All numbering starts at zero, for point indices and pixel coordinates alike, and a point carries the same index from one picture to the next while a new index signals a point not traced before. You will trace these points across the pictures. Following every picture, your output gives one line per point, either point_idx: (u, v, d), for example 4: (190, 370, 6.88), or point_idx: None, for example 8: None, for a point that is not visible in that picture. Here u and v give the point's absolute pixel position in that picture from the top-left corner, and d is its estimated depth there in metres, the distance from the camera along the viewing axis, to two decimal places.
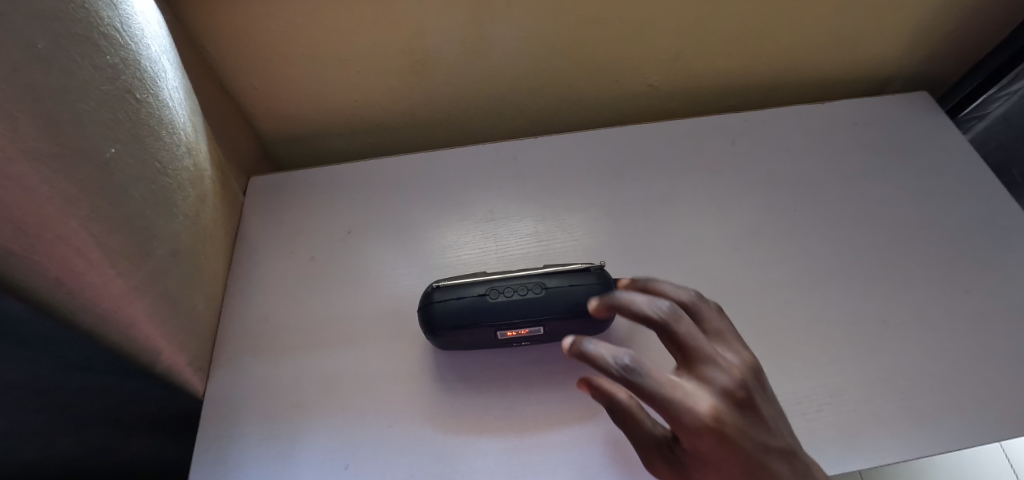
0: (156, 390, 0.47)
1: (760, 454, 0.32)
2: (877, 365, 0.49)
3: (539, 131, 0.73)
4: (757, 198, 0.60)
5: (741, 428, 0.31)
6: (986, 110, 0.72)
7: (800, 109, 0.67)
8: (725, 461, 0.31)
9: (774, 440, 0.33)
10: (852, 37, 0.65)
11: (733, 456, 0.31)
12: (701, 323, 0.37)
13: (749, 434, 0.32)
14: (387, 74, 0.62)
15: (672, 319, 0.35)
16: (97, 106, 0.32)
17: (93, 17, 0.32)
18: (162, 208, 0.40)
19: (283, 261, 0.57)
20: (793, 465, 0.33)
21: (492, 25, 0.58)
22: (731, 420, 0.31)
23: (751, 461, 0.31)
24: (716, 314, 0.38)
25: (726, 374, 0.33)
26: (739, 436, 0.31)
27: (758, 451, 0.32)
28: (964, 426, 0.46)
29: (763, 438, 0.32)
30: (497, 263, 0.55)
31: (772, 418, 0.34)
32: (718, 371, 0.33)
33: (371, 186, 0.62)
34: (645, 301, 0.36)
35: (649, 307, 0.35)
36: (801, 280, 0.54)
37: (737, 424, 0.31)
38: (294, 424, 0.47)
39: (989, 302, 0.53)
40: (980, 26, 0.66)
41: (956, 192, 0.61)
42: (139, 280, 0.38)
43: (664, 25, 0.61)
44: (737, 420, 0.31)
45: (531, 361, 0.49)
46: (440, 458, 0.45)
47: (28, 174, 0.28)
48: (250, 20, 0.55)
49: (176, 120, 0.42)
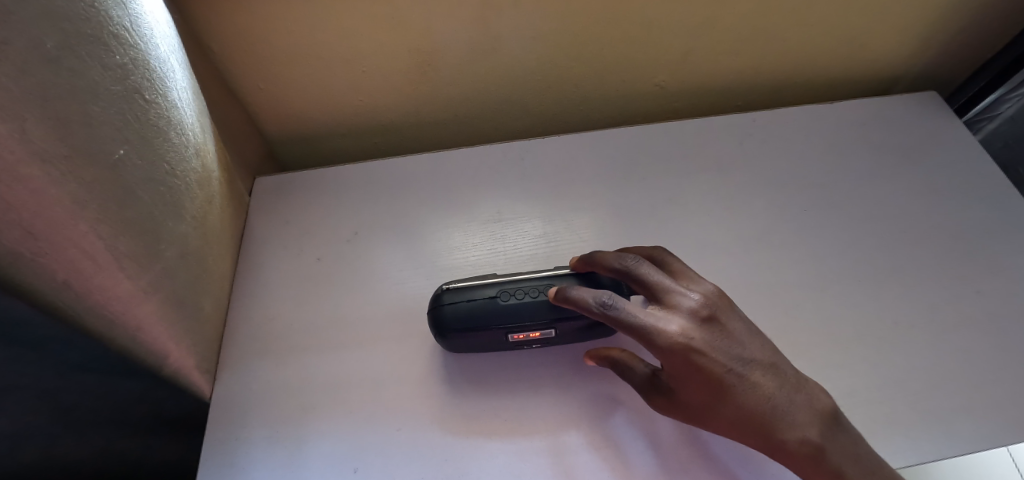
0: (163, 392, 0.47)
1: (729, 363, 0.40)
2: (887, 367, 0.49)
3: (545, 131, 0.72)
4: (766, 198, 0.60)
5: (707, 342, 0.40)
6: (996, 111, 0.71)
7: (808, 109, 0.67)
8: (701, 373, 0.40)
9: (740, 351, 0.41)
10: (862, 36, 0.65)
11: (706, 366, 0.40)
12: (667, 268, 0.46)
13: (714, 345, 0.41)
14: (394, 74, 0.61)
15: (632, 265, 0.44)
16: (106, 108, 0.32)
17: (101, 16, 0.32)
18: (171, 210, 0.39)
19: (289, 262, 0.57)
20: (761, 372, 0.41)
21: (499, 24, 0.58)
22: (698, 336, 0.40)
23: (721, 370, 0.40)
24: (678, 262, 0.48)
25: (688, 301, 0.42)
26: (707, 350, 0.40)
27: (727, 361, 0.40)
28: (975, 428, 0.46)
29: (728, 350, 0.41)
30: (505, 264, 0.55)
31: (738, 335, 0.42)
32: (681, 300, 0.42)
33: (378, 186, 0.61)
34: (611, 256, 0.45)
35: (614, 260, 0.45)
36: (811, 281, 0.54)
37: (703, 339, 0.41)
38: (301, 427, 0.47)
39: (998, 303, 0.53)
40: (989, 26, 0.65)
41: (965, 192, 0.60)
42: (147, 283, 0.38)
43: (673, 24, 0.60)
44: (702, 336, 0.41)
45: (540, 363, 0.49)
46: (449, 461, 0.44)
47: (36, 176, 0.28)
48: (256, 20, 0.54)
49: (185, 122, 0.41)
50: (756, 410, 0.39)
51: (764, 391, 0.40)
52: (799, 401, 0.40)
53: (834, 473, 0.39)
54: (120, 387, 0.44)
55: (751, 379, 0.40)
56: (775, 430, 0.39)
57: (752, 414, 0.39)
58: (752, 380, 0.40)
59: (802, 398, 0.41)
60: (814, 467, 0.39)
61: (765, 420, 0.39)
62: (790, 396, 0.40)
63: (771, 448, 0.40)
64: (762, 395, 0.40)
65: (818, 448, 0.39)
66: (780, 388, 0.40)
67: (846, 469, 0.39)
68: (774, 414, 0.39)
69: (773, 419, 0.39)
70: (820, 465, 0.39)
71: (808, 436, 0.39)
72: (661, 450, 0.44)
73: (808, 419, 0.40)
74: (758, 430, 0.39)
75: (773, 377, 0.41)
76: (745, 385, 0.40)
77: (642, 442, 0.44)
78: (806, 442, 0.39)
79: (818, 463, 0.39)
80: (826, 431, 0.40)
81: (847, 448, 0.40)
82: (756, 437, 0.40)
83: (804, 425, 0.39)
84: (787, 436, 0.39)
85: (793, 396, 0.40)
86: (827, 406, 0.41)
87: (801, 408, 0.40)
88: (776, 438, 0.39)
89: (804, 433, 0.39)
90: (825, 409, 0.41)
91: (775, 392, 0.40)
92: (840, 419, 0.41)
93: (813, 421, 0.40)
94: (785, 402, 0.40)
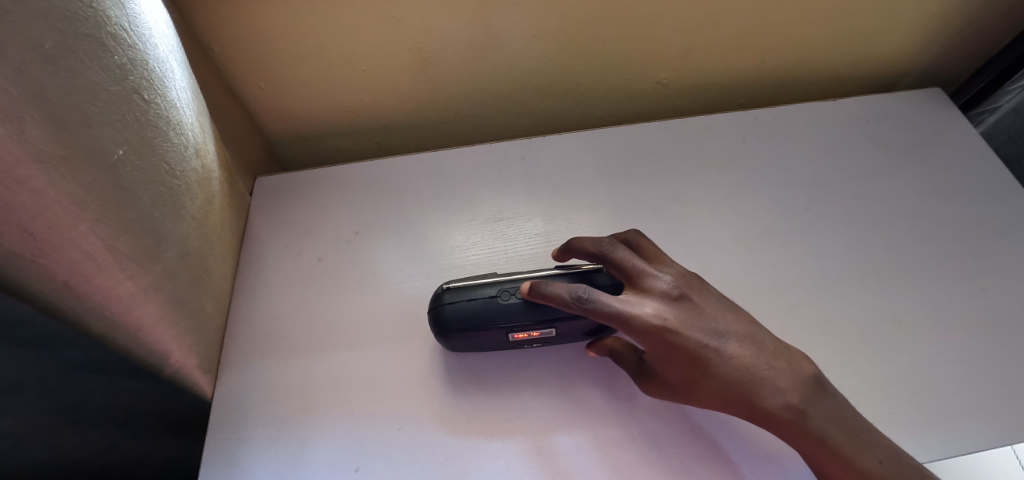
0: (164, 392, 0.47)
1: (705, 338, 0.41)
2: (891, 366, 0.49)
3: (547, 130, 0.72)
4: (768, 196, 0.59)
5: (680, 321, 0.41)
6: (997, 103, 0.70)
7: (811, 107, 0.66)
8: (678, 351, 0.40)
9: (715, 326, 0.42)
10: (865, 32, 0.64)
11: (682, 344, 0.40)
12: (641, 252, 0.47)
13: (688, 324, 0.41)
14: (393, 72, 0.61)
15: (607, 249, 0.45)
16: (105, 108, 0.32)
17: (100, 16, 0.32)
18: (171, 211, 0.39)
19: (290, 262, 0.57)
20: (738, 343, 0.42)
21: (498, 22, 0.58)
22: (671, 316, 0.41)
23: (698, 346, 0.40)
24: (652, 245, 0.48)
25: (660, 281, 0.43)
26: (682, 329, 0.41)
27: (703, 338, 0.41)
28: (980, 428, 0.45)
29: (702, 326, 0.42)
30: (506, 263, 0.54)
31: (711, 311, 0.43)
32: (654, 282, 0.44)
33: (379, 186, 0.61)
34: (587, 241, 0.46)
35: (590, 246, 0.46)
36: (813, 279, 0.53)
37: (677, 318, 0.41)
38: (302, 428, 0.46)
39: (1003, 301, 0.53)
40: (995, 23, 0.64)
41: (971, 189, 0.60)
42: (146, 283, 0.37)
43: (674, 21, 0.60)
44: (676, 315, 0.41)
45: (541, 362, 0.48)
46: (450, 461, 0.44)
47: (34, 176, 0.28)
48: (255, 18, 0.54)
49: (184, 122, 0.41)
50: (736, 381, 0.40)
51: (742, 362, 0.41)
52: (778, 369, 0.41)
53: (818, 437, 0.39)
54: (122, 386, 0.44)
55: (729, 352, 0.41)
56: (756, 398, 0.40)
57: (733, 385, 0.40)
58: (730, 354, 0.41)
59: (782, 366, 0.41)
60: (799, 433, 0.40)
61: (746, 390, 0.40)
62: (768, 364, 0.41)
63: (756, 417, 0.40)
64: (741, 365, 0.41)
65: (801, 412, 0.40)
66: (760, 358, 0.41)
67: (830, 432, 0.40)
68: (754, 383, 0.40)
69: (753, 388, 0.40)
70: (804, 429, 0.40)
71: (791, 402, 0.40)
72: (662, 450, 0.44)
73: (789, 386, 0.41)
74: (741, 400, 0.40)
75: (751, 347, 0.42)
76: (724, 358, 0.41)
77: (644, 441, 0.44)
78: (788, 408, 0.40)
79: (802, 428, 0.40)
80: (810, 396, 0.41)
81: (831, 412, 0.41)
82: (741, 408, 0.40)
83: (786, 392, 0.40)
84: (769, 402, 0.40)
85: (771, 365, 0.41)
86: (811, 372, 0.42)
87: (781, 375, 0.41)
88: (759, 406, 0.40)
89: (786, 398, 0.40)
90: (808, 376, 0.42)
91: (752, 361, 0.41)
92: (825, 384, 0.42)
93: (795, 387, 0.41)
94: (764, 370, 0.41)
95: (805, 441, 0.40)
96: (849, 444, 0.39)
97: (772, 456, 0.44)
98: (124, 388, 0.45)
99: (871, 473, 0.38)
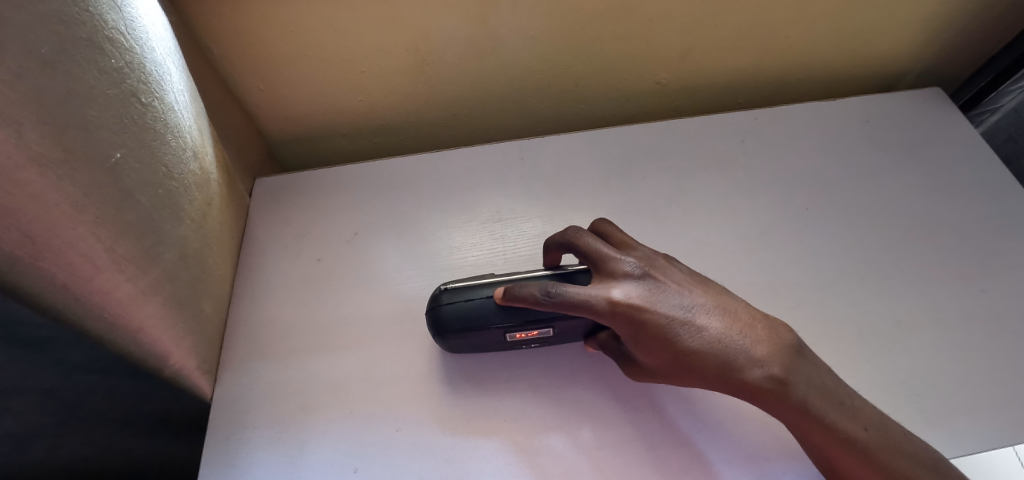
0: (164, 393, 0.47)
1: (672, 315, 0.41)
2: (891, 367, 0.48)
3: (546, 130, 0.72)
4: (767, 196, 0.59)
5: (646, 299, 0.42)
6: (998, 103, 0.70)
7: (811, 107, 0.66)
8: (648, 329, 0.41)
9: (681, 301, 0.42)
10: (864, 32, 0.64)
11: (651, 322, 0.41)
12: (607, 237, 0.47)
13: (654, 302, 0.42)
14: (392, 72, 0.61)
15: (572, 237, 0.46)
16: (102, 111, 0.32)
17: (97, 20, 0.32)
18: (170, 213, 0.39)
19: (289, 263, 0.57)
20: (708, 316, 0.42)
21: (497, 23, 0.58)
22: (637, 295, 0.42)
23: (665, 322, 0.41)
24: (618, 229, 0.48)
25: (624, 263, 0.44)
26: (648, 307, 0.41)
27: (670, 313, 0.41)
28: (979, 429, 0.45)
29: (669, 302, 0.42)
30: (505, 264, 0.55)
31: (677, 287, 0.43)
32: (618, 264, 0.44)
33: (377, 186, 0.62)
34: (555, 233, 0.47)
35: (557, 237, 0.47)
36: (812, 280, 0.53)
37: (643, 296, 0.42)
38: (301, 429, 0.47)
39: (1004, 302, 0.52)
40: (996, 22, 0.64)
41: (971, 189, 0.60)
42: (145, 284, 0.38)
43: (673, 21, 0.60)
44: (642, 294, 0.42)
45: (540, 363, 0.49)
46: (449, 461, 0.44)
47: (33, 180, 0.28)
48: (253, 20, 0.54)
49: (182, 124, 0.41)
50: (709, 354, 0.41)
51: (714, 334, 0.41)
52: (751, 339, 0.42)
53: (800, 406, 0.40)
54: (122, 387, 0.44)
55: (699, 324, 0.42)
56: (734, 371, 0.41)
57: (708, 358, 0.41)
58: (701, 327, 0.41)
59: (756, 335, 0.42)
60: (781, 402, 0.40)
61: (721, 363, 0.41)
62: (741, 335, 0.42)
63: (736, 389, 0.41)
64: (713, 336, 0.41)
65: (781, 381, 0.40)
66: (732, 328, 0.42)
67: (814, 401, 0.40)
68: (728, 354, 0.41)
69: (728, 361, 0.41)
70: (787, 398, 0.40)
71: (769, 370, 0.41)
72: (660, 450, 0.44)
73: (767, 356, 0.41)
74: (719, 374, 0.41)
75: (722, 318, 0.43)
76: (694, 333, 0.41)
77: (642, 441, 0.44)
78: (769, 378, 0.41)
79: (784, 398, 0.40)
80: (790, 363, 0.41)
81: (812, 380, 0.41)
82: (720, 382, 0.41)
83: (764, 362, 0.41)
84: (747, 373, 0.41)
85: (744, 336, 0.42)
86: (790, 340, 0.43)
87: (755, 345, 0.42)
88: (738, 379, 0.41)
89: (763, 368, 0.41)
90: (786, 344, 0.42)
91: (724, 332, 0.42)
92: (805, 352, 0.43)
93: (772, 356, 0.41)
94: (737, 341, 0.42)
95: (788, 411, 0.40)
96: (834, 412, 0.40)
97: (770, 457, 0.44)
98: (125, 389, 0.45)
99: (856, 439, 0.39)
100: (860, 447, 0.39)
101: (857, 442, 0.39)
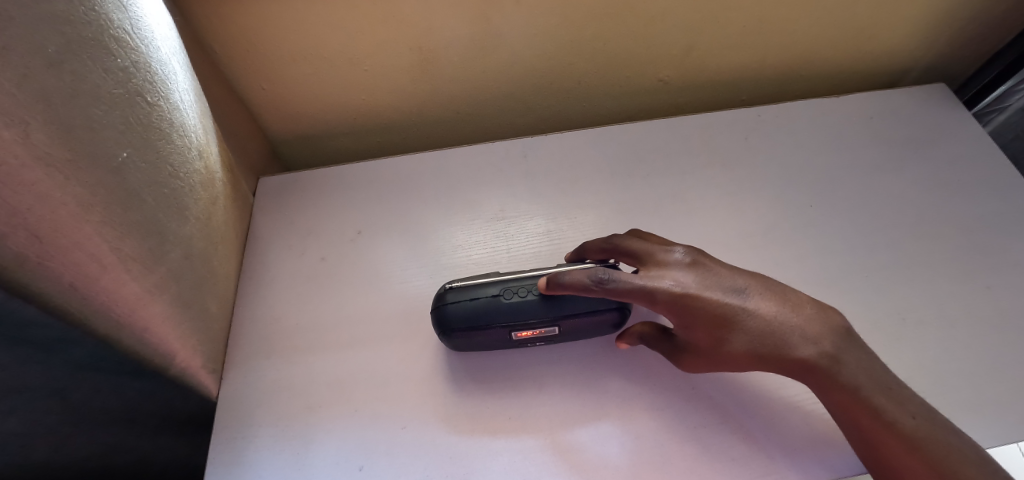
0: (170, 390, 0.48)
1: (728, 297, 0.42)
2: (895, 363, 0.48)
3: (548, 128, 0.72)
4: (770, 194, 0.59)
5: (700, 284, 0.43)
6: (1006, 102, 0.69)
7: (812, 104, 0.66)
8: (703, 313, 0.42)
9: (734, 284, 0.43)
10: (866, 28, 0.64)
11: (706, 304, 0.42)
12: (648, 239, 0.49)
13: (707, 287, 0.43)
14: (394, 70, 0.61)
15: (617, 242, 0.47)
16: (107, 110, 0.32)
17: (103, 19, 0.32)
18: (175, 212, 0.39)
19: (294, 262, 0.57)
20: (760, 297, 0.43)
21: (499, 21, 0.57)
22: (691, 281, 0.43)
23: (721, 305, 0.42)
24: (655, 235, 0.50)
25: (672, 253, 0.45)
26: (703, 291, 0.42)
27: (725, 296, 0.42)
28: (985, 427, 0.45)
29: (721, 285, 0.43)
30: (509, 261, 0.55)
31: (727, 271, 0.44)
32: (666, 255, 0.45)
33: (383, 185, 0.62)
34: (598, 240, 0.49)
35: (601, 242, 0.48)
36: (815, 278, 0.53)
37: (696, 282, 0.43)
38: (307, 427, 0.47)
39: (1010, 300, 0.52)
40: (1000, 18, 0.64)
41: (975, 187, 0.60)
42: (152, 283, 0.38)
43: (676, 19, 0.60)
44: (695, 280, 0.43)
45: (545, 361, 0.48)
46: (453, 460, 0.44)
47: (41, 180, 0.28)
48: (256, 20, 0.54)
49: (187, 123, 0.41)
50: (766, 334, 0.42)
51: (768, 313, 0.42)
52: (803, 318, 0.43)
53: (851, 385, 0.41)
54: (126, 385, 0.45)
55: (753, 305, 0.42)
56: (788, 350, 0.41)
57: (763, 339, 0.42)
58: (754, 308, 0.42)
59: (810, 315, 0.43)
60: (830, 381, 0.41)
61: (778, 344, 0.42)
62: (792, 313, 0.43)
63: (788, 368, 0.42)
64: (766, 316, 0.42)
65: (834, 359, 0.41)
66: (784, 308, 0.43)
67: (862, 382, 0.41)
68: (784, 334, 0.42)
69: (783, 339, 0.42)
70: (838, 376, 0.41)
71: (823, 348, 0.42)
72: (665, 448, 0.44)
73: (819, 335, 0.42)
74: (771, 354, 0.41)
75: (777, 300, 0.43)
76: (751, 313, 0.42)
77: (647, 438, 0.44)
78: (821, 354, 0.41)
79: (834, 376, 0.41)
80: (841, 343, 0.42)
81: (862, 362, 0.42)
82: (776, 362, 0.42)
83: (817, 339, 0.42)
84: (801, 351, 0.41)
85: (795, 314, 0.43)
86: (840, 322, 0.44)
87: (807, 324, 0.42)
88: (793, 358, 0.41)
89: (818, 346, 0.42)
90: (836, 325, 0.43)
91: (777, 310, 0.43)
92: (855, 337, 0.43)
93: (825, 334, 0.42)
94: (790, 319, 0.42)
95: (838, 391, 0.41)
96: (880, 393, 0.40)
97: (776, 455, 0.43)
98: (131, 386, 0.46)
99: (902, 425, 0.39)
100: (908, 434, 0.39)
101: (904, 427, 0.39)
